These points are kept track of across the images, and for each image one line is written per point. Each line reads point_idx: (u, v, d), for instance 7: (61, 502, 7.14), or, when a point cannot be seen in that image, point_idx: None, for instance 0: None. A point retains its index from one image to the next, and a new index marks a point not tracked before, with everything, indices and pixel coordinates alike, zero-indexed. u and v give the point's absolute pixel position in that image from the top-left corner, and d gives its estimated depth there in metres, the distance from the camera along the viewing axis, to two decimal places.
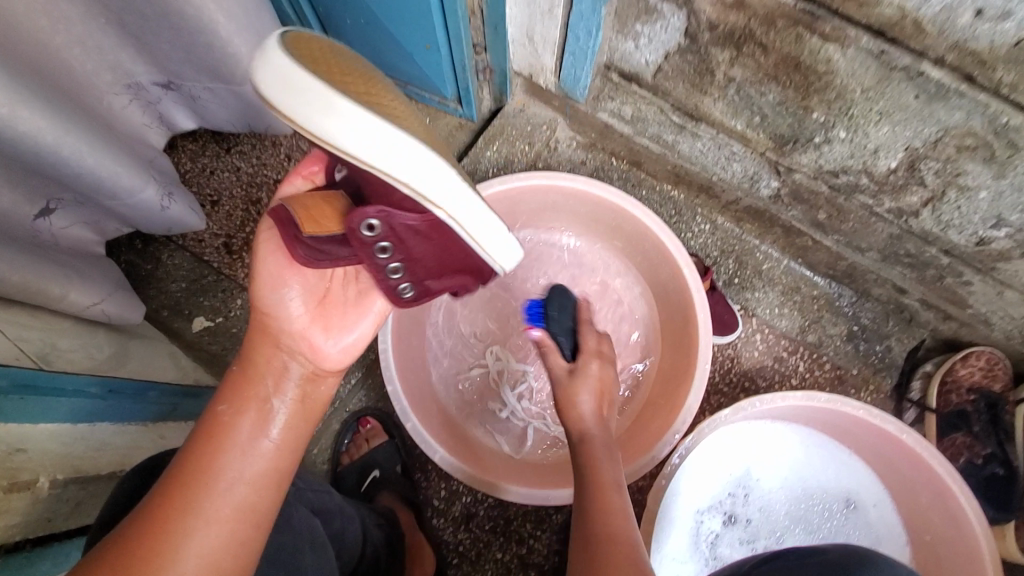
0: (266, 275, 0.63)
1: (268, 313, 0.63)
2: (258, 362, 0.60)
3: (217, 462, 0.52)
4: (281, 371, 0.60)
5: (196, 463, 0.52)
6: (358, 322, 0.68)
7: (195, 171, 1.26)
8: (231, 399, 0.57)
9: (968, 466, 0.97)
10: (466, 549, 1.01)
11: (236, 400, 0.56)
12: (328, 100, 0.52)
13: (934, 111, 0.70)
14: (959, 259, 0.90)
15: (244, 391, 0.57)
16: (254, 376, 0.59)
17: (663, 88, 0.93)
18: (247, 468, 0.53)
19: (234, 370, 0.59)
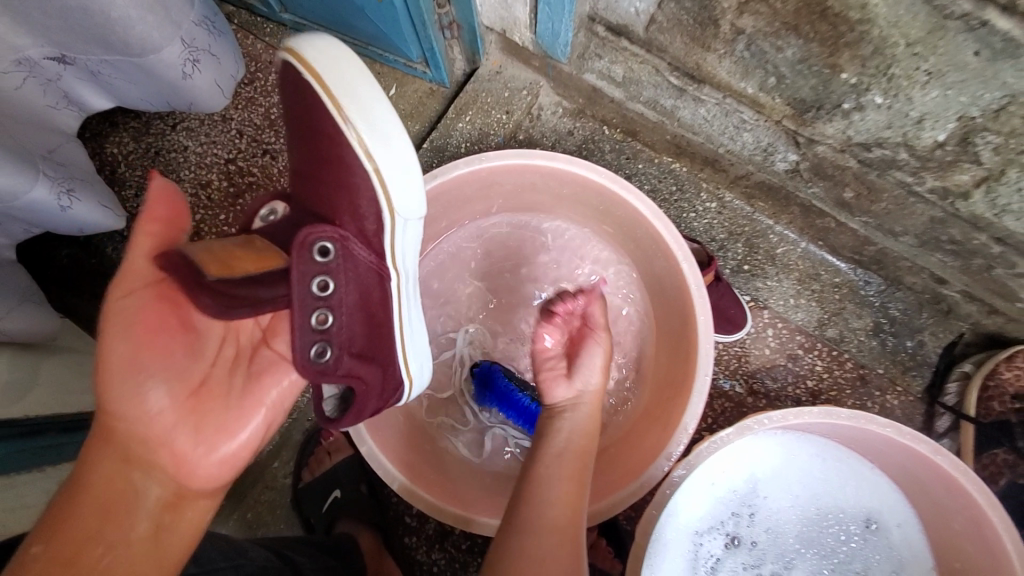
0: (116, 364, 0.57)
1: (111, 411, 0.56)
2: (94, 478, 0.53)
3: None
4: (131, 475, 0.55)
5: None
6: (247, 414, 0.63)
7: (138, 152, 1.13)
8: (63, 517, 0.50)
9: (1010, 486, 0.84)
10: (440, 570, 0.92)
11: (54, 531, 0.49)
12: (342, 85, 0.62)
13: (1000, 71, 0.54)
14: (1014, 249, 0.74)
15: (69, 525, 0.50)
16: (94, 484, 0.53)
17: (658, 43, 0.77)
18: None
19: (61, 488, 0.52)
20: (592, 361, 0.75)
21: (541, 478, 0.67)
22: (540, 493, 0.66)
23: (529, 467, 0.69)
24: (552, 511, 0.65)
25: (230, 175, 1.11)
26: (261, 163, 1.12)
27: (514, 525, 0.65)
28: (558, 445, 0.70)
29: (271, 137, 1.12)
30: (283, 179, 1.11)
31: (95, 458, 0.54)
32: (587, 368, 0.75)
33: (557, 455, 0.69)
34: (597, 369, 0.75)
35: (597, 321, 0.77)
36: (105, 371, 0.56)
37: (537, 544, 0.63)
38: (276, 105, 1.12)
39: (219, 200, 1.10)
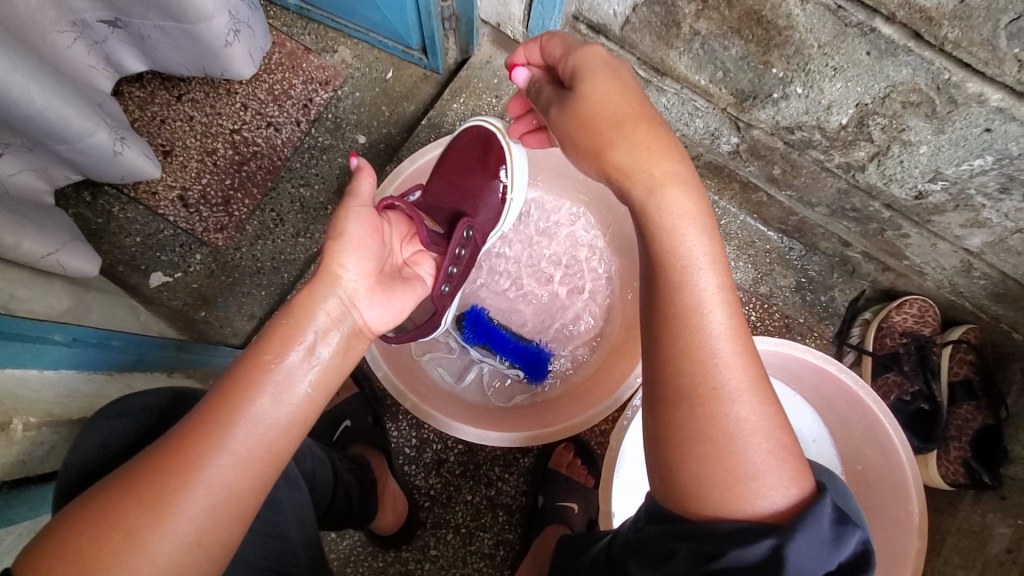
0: (353, 238, 0.64)
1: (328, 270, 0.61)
2: (308, 305, 0.58)
3: (238, 405, 0.50)
4: (329, 322, 0.58)
5: (235, 393, 0.51)
6: (407, 300, 0.71)
7: (143, 120, 1.19)
8: (267, 344, 0.54)
9: (898, 402, 1.07)
10: (437, 492, 1.04)
11: (277, 345, 0.54)
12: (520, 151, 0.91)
13: (884, 67, 0.74)
14: (899, 213, 0.96)
15: (285, 336, 0.55)
16: (296, 327, 0.56)
17: (631, 41, 0.94)
18: (265, 410, 0.51)
19: (281, 314, 0.57)
20: (609, 108, 0.60)
21: (703, 308, 0.55)
22: (703, 324, 0.55)
23: (670, 295, 0.56)
24: (723, 325, 0.55)
25: (236, 144, 1.19)
26: (265, 134, 1.20)
27: (670, 363, 0.55)
28: (709, 285, 0.55)
29: (275, 110, 1.21)
30: (286, 149, 1.19)
31: (304, 304, 0.58)
32: (632, 147, 0.58)
33: (707, 274, 0.56)
34: (628, 107, 0.60)
35: (569, 74, 0.65)
36: (337, 242, 0.63)
37: (712, 367, 0.54)
38: (280, 81, 1.22)
39: (225, 167, 1.18)
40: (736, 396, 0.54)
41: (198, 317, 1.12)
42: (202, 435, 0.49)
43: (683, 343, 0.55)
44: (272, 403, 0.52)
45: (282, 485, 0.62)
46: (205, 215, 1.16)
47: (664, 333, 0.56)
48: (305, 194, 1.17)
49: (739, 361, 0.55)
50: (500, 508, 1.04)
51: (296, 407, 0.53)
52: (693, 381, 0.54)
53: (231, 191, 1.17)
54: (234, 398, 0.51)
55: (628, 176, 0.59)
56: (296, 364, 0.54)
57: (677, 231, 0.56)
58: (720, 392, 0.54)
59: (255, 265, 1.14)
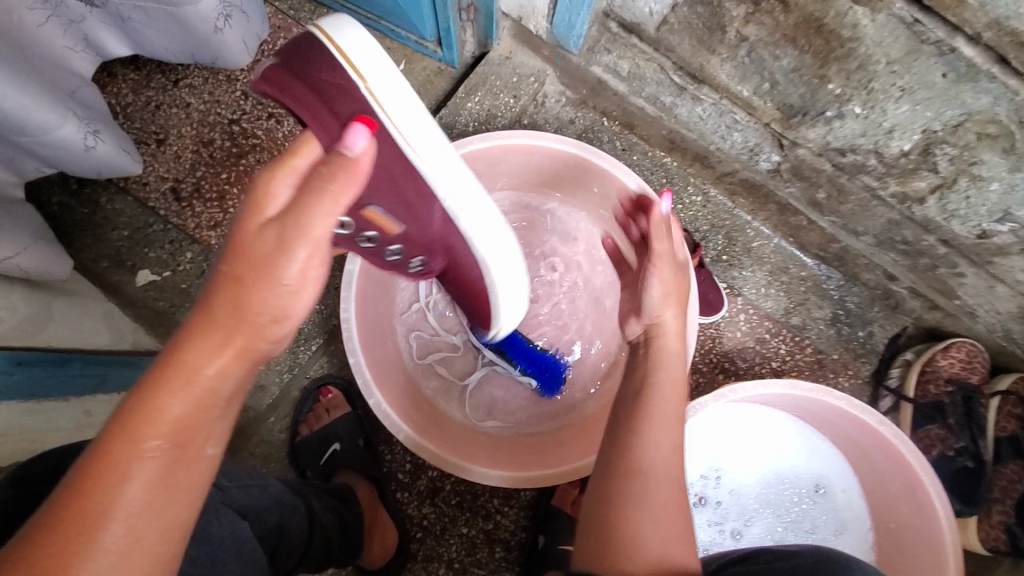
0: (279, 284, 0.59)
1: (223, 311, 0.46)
2: (190, 364, 0.44)
3: (112, 490, 0.41)
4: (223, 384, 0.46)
5: (92, 486, 0.40)
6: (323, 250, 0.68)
7: (137, 105, 1.12)
8: (141, 412, 0.43)
9: (941, 458, 0.97)
10: (430, 523, 0.97)
11: (161, 407, 0.43)
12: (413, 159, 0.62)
13: (960, 92, 0.64)
14: (956, 250, 0.86)
15: (170, 394, 0.43)
16: (180, 388, 0.44)
17: (667, 43, 0.84)
18: (137, 498, 0.41)
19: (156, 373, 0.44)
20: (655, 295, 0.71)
21: (641, 473, 0.61)
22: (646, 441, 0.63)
23: (619, 470, 0.62)
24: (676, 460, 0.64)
25: (234, 136, 1.11)
26: (266, 125, 1.12)
27: (602, 518, 0.61)
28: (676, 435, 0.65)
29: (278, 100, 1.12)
30: (286, 143, 1.11)
31: (179, 347, 0.45)
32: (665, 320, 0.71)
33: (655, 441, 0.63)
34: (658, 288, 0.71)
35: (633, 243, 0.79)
36: (243, 252, 0.46)
37: (638, 523, 0.59)
38: None
39: (222, 160, 1.10)
40: (648, 553, 0.57)
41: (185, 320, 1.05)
42: (54, 548, 0.39)
43: (620, 501, 0.61)
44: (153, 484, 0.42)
45: (242, 545, 0.55)
46: (197, 210, 1.08)
47: (605, 491, 0.62)
48: None
49: (661, 526, 0.59)
50: (497, 543, 0.97)
51: (172, 487, 0.43)
52: (622, 532, 0.59)
53: (226, 185, 1.09)
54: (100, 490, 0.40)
55: (646, 397, 0.66)
56: (175, 432, 0.43)
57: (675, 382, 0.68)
58: (638, 546, 0.58)
59: None
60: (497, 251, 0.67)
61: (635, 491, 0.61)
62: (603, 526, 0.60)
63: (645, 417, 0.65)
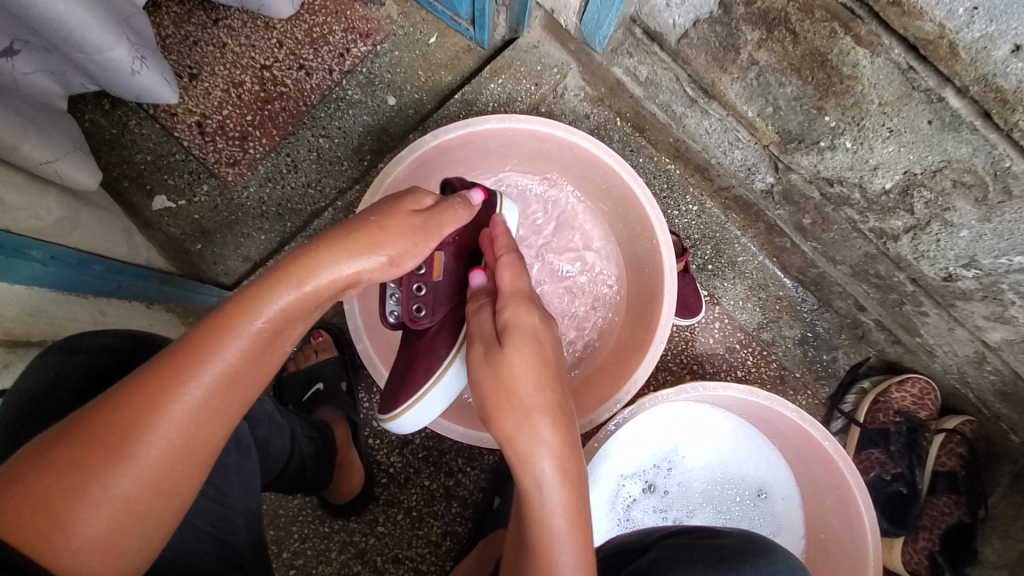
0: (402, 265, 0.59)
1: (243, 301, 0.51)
2: (220, 332, 0.50)
3: (193, 368, 0.49)
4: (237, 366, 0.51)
5: (184, 362, 0.48)
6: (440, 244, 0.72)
7: (176, 37, 1.16)
8: (181, 360, 0.48)
9: (877, 479, 1.04)
10: (396, 471, 1.03)
11: (191, 360, 0.49)
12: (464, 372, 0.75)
13: (943, 140, 0.69)
14: (923, 289, 0.92)
15: (193, 356, 0.49)
16: (286, 286, 0.52)
17: (685, 56, 0.89)
18: (218, 377, 0.49)
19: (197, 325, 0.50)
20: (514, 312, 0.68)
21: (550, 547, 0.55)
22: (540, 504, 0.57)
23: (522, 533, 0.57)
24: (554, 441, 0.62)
25: (264, 81, 1.16)
26: (296, 76, 1.16)
27: None
28: (546, 466, 0.57)
29: (311, 53, 1.17)
30: (313, 96, 1.16)
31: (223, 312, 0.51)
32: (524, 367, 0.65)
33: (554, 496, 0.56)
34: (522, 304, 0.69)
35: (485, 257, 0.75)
36: (365, 227, 0.55)
37: None
38: (321, 25, 1.17)
39: (249, 102, 1.15)
40: None
41: (194, 249, 1.10)
42: (87, 450, 0.45)
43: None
44: (233, 375, 0.50)
45: (231, 451, 0.61)
46: (219, 146, 1.13)
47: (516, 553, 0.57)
48: (324, 146, 1.14)
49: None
50: (456, 499, 1.03)
51: (257, 369, 0.52)
52: None
53: (249, 127, 1.14)
54: (178, 377, 0.48)
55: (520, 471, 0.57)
56: (274, 325, 0.52)
57: (538, 505, 0.57)
58: None
59: (260, 208, 1.12)
60: (456, 387, 0.76)
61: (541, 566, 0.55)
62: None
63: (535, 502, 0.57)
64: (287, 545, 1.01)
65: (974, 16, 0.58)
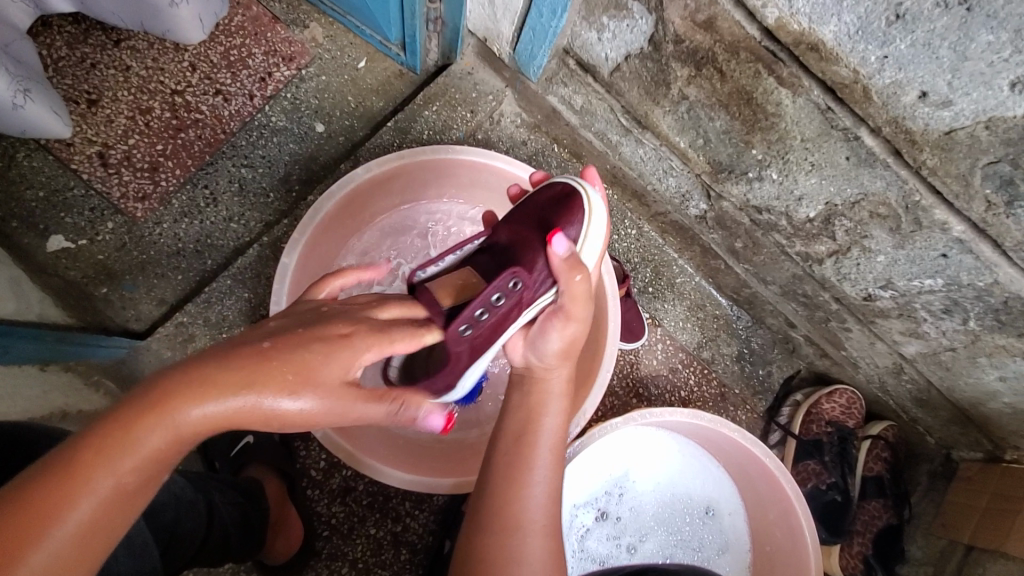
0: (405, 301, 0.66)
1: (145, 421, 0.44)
2: (120, 444, 0.43)
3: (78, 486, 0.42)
4: (113, 505, 0.43)
5: (68, 478, 0.42)
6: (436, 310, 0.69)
7: (71, 59, 1.05)
8: (67, 482, 0.42)
9: (814, 490, 1.08)
10: (338, 522, 0.97)
11: (81, 474, 0.42)
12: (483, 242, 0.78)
13: (860, 174, 0.73)
14: (846, 307, 0.97)
15: (73, 483, 0.42)
16: (166, 420, 0.45)
17: (618, 88, 0.90)
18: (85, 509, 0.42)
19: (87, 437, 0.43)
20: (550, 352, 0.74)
21: (536, 450, 0.71)
22: (529, 484, 0.69)
23: (515, 459, 0.70)
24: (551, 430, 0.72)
25: (176, 107, 1.07)
26: (213, 102, 1.08)
27: (501, 495, 0.69)
28: (552, 411, 0.73)
29: (228, 77, 1.09)
30: (233, 123, 1.08)
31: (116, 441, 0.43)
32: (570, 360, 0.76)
33: (554, 403, 0.74)
34: (559, 347, 0.74)
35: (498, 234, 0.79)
36: (299, 374, 0.50)
37: (522, 506, 0.69)
38: (238, 47, 1.10)
39: (159, 131, 1.06)
40: (531, 531, 0.68)
41: (97, 293, 0.99)
42: None
43: (516, 476, 0.69)
44: (100, 518, 0.43)
45: None
46: (125, 179, 1.03)
47: (513, 471, 0.70)
48: (247, 176, 1.06)
49: (548, 486, 0.70)
50: (404, 545, 0.98)
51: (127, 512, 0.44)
52: (514, 510, 0.68)
53: (160, 157, 1.05)
54: (71, 495, 0.41)
55: (533, 399, 0.74)
56: (159, 458, 0.45)
57: (526, 460, 0.70)
58: (523, 526, 0.68)
59: (174, 245, 1.03)
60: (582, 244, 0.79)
61: (518, 483, 0.69)
62: (499, 496, 0.69)
63: (534, 421, 0.72)
64: None
65: (884, 64, 0.62)
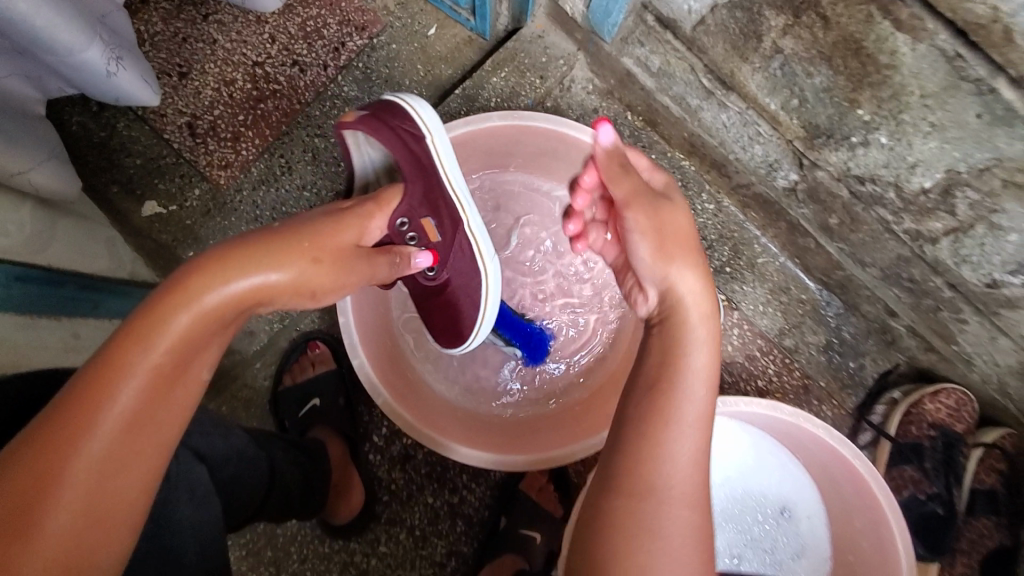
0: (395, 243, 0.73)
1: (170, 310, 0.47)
2: (162, 325, 0.46)
3: (67, 449, 0.41)
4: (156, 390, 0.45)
5: (103, 381, 0.43)
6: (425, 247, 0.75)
7: (164, 34, 1.11)
8: (109, 377, 0.44)
9: (910, 499, 0.97)
10: (398, 488, 0.98)
11: (124, 367, 0.44)
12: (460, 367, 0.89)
13: (995, 135, 0.62)
14: (963, 295, 0.84)
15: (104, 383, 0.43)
16: (187, 308, 0.48)
17: (701, 44, 0.82)
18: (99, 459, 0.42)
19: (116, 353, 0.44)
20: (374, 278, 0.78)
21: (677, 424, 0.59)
22: (668, 442, 0.59)
23: (653, 425, 0.59)
24: (694, 521, 0.58)
25: (256, 79, 1.10)
26: (289, 73, 1.11)
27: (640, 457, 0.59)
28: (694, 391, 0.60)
29: (303, 48, 1.11)
30: (308, 93, 1.10)
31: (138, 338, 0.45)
32: (691, 395, 0.60)
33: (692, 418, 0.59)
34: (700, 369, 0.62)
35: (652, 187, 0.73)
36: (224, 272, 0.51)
37: (659, 470, 0.58)
38: (314, 18, 1.11)
39: (241, 101, 1.10)
40: (682, 498, 0.58)
41: (184, 256, 1.06)
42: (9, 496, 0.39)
43: (657, 428, 0.59)
44: (146, 411, 0.45)
45: (196, 476, 0.59)
46: (210, 148, 1.08)
47: (648, 429, 0.59)
48: (320, 146, 1.09)
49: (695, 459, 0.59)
50: (460, 518, 0.97)
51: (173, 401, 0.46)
52: (652, 475, 0.58)
53: (242, 127, 1.09)
54: (63, 438, 0.41)
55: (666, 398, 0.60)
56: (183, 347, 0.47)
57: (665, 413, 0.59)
58: (671, 489, 0.58)
59: (252, 212, 1.07)
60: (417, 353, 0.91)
61: (657, 458, 0.58)
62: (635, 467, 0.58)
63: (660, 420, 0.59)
64: (285, 565, 0.95)
65: None
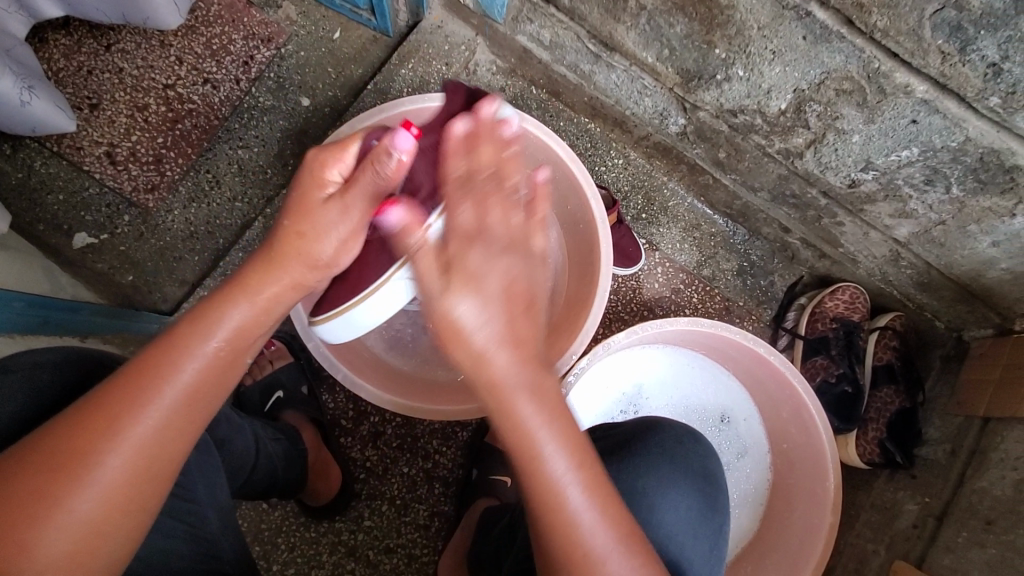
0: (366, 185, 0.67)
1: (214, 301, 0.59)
2: (210, 317, 0.58)
3: (126, 417, 0.52)
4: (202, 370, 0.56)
5: (162, 356, 0.55)
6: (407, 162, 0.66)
7: (68, 69, 1.12)
8: (163, 357, 0.55)
9: (824, 384, 1.11)
10: (373, 464, 1.04)
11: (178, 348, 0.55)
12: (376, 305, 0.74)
13: (819, 53, 0.74)
14: (835, 201, 0.97)
15: (157, 364, 0.54)
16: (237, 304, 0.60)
17: (580, 12, 0.92)
18: (152, 429, 0.53)
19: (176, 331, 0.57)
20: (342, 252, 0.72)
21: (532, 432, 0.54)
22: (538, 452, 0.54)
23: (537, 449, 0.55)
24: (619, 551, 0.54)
25: (169, 101, 1.13)
26: (202, 91, 1.13)
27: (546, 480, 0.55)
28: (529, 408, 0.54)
29: (212, 66, 1.14)
30: (224, 108, 1.13)
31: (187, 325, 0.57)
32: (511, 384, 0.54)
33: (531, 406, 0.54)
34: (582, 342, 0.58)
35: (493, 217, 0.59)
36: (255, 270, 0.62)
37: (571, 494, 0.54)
38: (218, 36, 1.15)
39: (157, 124, 1.12)
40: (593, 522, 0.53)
41: (125, 281, 1.08)
42: (69, 446, 0.49)
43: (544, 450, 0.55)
44: (196, 387, 0.56)
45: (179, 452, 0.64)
46: (133, 174, 1.10)
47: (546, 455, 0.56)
48: (244, 157, 1.12)
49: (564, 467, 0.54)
50: (437, 480, 1.04)
51: (212, 390, 0.57)
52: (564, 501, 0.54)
53: (163, 149, 1.11)
54: (120, 404, 0.52)
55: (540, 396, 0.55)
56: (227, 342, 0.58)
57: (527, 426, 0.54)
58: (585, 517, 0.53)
59: (186, 230, 1.10)
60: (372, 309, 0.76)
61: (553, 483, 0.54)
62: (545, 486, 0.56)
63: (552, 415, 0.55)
64: (276, 556, 1.01)
65: None
